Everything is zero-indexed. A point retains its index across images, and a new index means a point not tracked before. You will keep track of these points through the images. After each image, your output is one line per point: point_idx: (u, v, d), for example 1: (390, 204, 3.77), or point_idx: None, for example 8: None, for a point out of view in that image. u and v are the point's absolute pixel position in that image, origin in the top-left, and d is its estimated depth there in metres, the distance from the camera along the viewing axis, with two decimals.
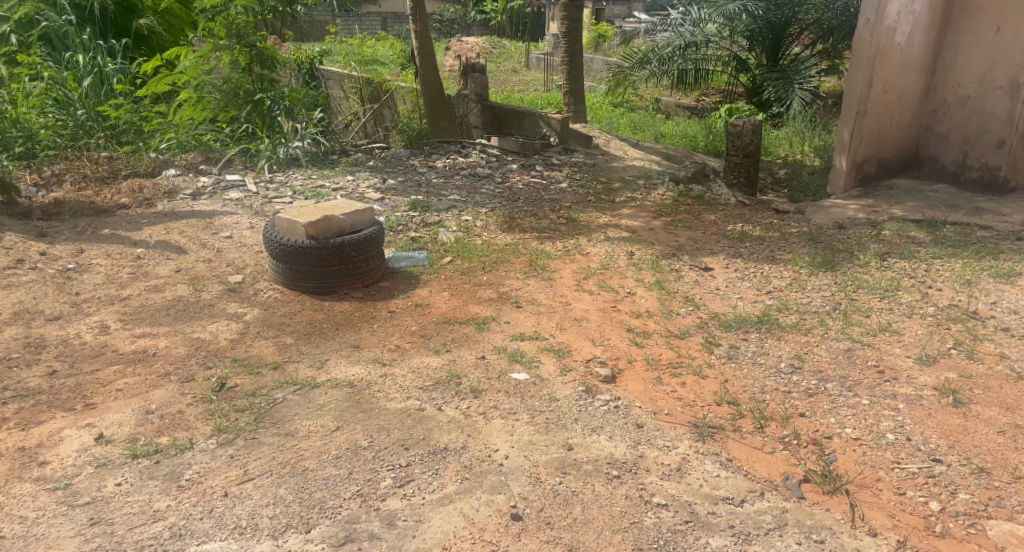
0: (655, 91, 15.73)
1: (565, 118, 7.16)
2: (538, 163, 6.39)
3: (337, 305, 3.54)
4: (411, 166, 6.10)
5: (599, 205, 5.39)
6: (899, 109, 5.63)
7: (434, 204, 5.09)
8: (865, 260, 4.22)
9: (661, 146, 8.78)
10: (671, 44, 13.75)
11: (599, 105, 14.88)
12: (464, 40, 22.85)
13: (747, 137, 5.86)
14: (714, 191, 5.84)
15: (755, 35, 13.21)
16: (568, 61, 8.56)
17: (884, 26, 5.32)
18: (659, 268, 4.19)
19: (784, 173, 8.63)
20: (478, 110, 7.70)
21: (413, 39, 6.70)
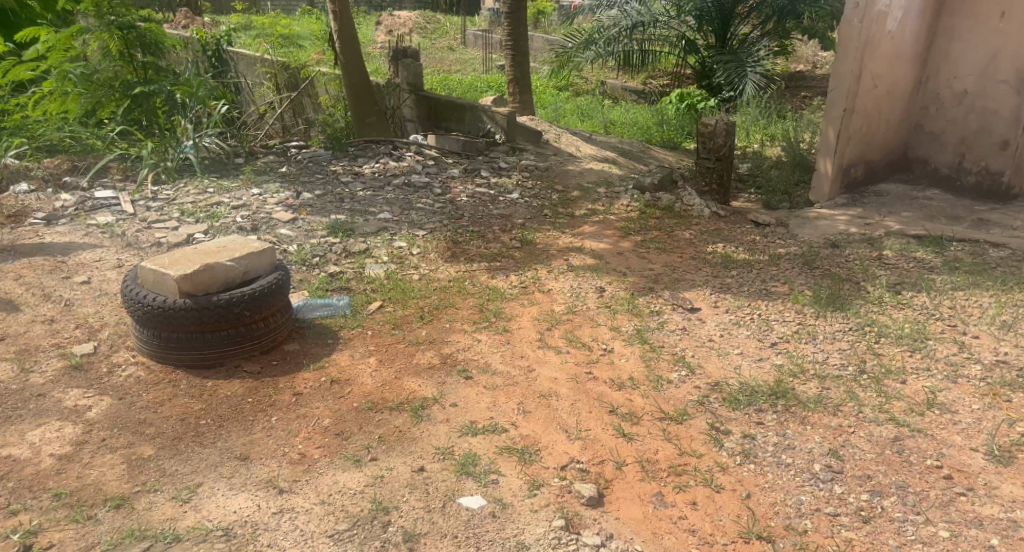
0: (599, 74, 15.02)
1: (512, 113, 6.36)
2: (483, 168, 5.57)
3: (224, 387, 2.66)
4: (333, 172, 5.17)
5: (556, 223, 4.65)
6: (889, 104, 4.98)
7: (359, 227, 4.22)
8: (876, 293, 3.55)
9: (615, 140, 8.05)
10: (618, 24, 13.00)
11: (541, 89, 14.10)
12: (398, 15, 21.67)
13: (719, 139, 5.16)
14: (684, 201, 5.12)
15: (703, 15, 12.61)
16: (511, 45, 7.70)
17: (875, 11, 4.65)
18: (635, 312, 3.43)
19: (746, 169, 8.01)
20: (412, 100, 6.91)
21: (331, 21, 5.74)
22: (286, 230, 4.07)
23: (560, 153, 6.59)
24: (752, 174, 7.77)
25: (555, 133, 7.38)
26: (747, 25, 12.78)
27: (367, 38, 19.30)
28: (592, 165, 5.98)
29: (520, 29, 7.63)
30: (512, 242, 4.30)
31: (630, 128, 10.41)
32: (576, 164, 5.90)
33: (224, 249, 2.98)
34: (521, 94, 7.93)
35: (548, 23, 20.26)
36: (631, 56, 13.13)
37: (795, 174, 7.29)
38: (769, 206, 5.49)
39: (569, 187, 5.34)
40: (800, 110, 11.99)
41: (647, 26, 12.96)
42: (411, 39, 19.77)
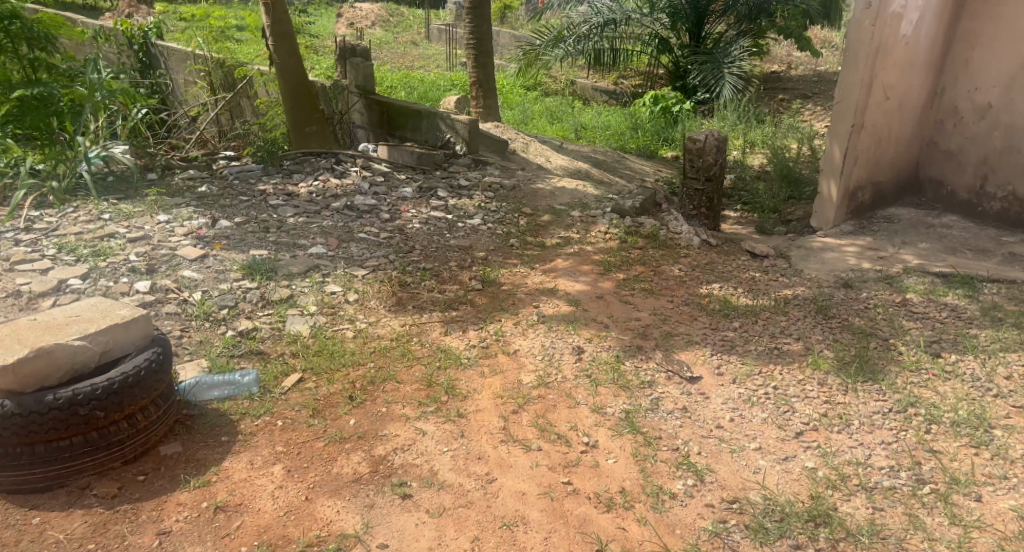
0: (569, 72, 14.39)
1: (473, 122, 5.65)
2: (439, 187, 4.86)
3: (57, 527, 1.94)
4: (261, 192, 4.40)
5: (524, 260, 3.97)
6: (901, 119, 4.36)
7: (283, 268, 3.48)
8: (913, 354, 2.93)
9: (587, 149, 7.40)
10: (588, 21, 12.45)
11: (508, 88, 13.44)
12: (360, 6, 20.81)
13: (710, 156, 4.49)
14: (671, 228, 4.46)
15: (678, 12, 12.12)
16: (475, 43, 6.96)
17: (888, 12, 4.02)
18: (622, 383, 2.75)
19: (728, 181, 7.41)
20: (362, 105, 6.22)
21: (263, 13, 5.00)
22: (190, 271, 3.32)
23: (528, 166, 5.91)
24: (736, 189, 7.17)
25: (522, 144, 6.71)
26: (722, 23, 12.31)
27: (326, 31, 18.43)
28: (565, 181, 5.30)
29: (483, 26, 6.92)
30: (470, 284, 3.59)
31: (602, 133, 9.78)
32: (546, 182, 5.22)
33: (77, 320, 2.21)
34: (485, 98, 7.23)
35: (514, 18, 19.63)
36: (602, 55, 12.53)
37: (783, 189, 6.71)
38: (762, 231, 4.86)
39: (539, 213, 4.66)
40: (778, 113, 11.48)
41: (619, 24, 12.47)
42: (372, 32, 18.96)
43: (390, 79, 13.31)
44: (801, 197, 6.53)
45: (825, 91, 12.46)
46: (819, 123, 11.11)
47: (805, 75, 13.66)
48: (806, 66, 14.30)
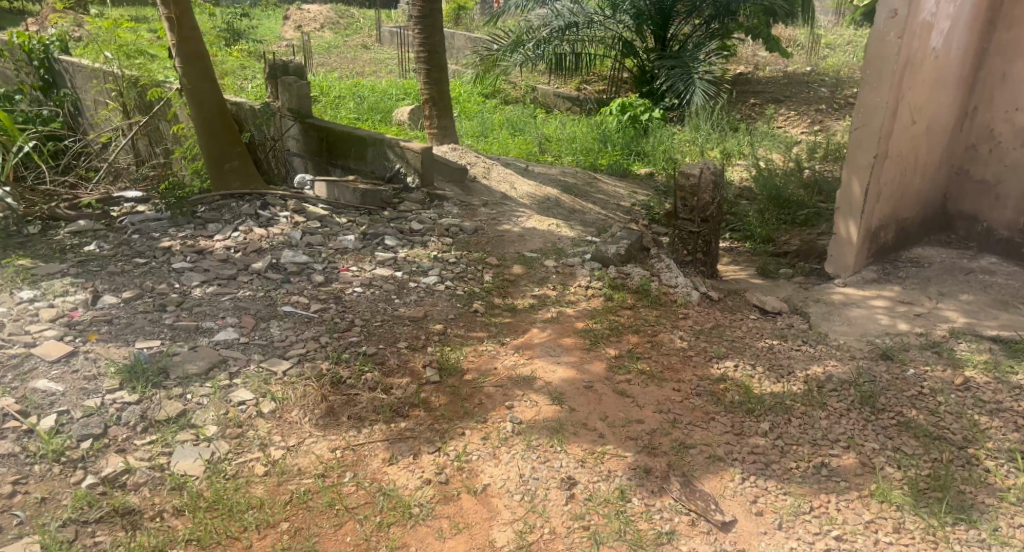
0: (529, 78, 13.71)
1: (424, 150, 4.94)
2: (387, 235, 4.12)
3: None
4: (164, 252, 3.58)
5: (494, 334, 3.24)
6: (929, 146, 3.72)
7: (177, 366, 2.65)
8: (1002, 474, 2.27)
9: (556, 171, 6.69)
10: (548, 25, 11.83)
11: (466, 95, 12.70)
12: (307, 7, 19.86)
13: (705, 194, 3.81)
14: (664, 281, 3.76)
15: (642, 14, 11.53)
16: (426, 55, 6.19)
17: (917, 22, 3.37)
18: (633, 543, 2.04)
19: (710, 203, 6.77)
20: (298, 130, 5.50)
21: (167, 28, 4.15)
22: (45, 380, 2.50)
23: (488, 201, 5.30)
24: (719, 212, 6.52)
25: (483, 172, 6.00)
26: (688, 25, 11.78)
27: (271, 35, 17.46)
28: (535, 218, 4.56)
29: (436, 36, 6.15)
30: (425, 375, 2.83)
31: (569, 148, 9.08)
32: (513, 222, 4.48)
33: None
34: (440, 117, 6.46)
35: (469, 18, 18.92)
36: (565, 60, 11.90)
37: (772, 214, 6.08)
38: (766, 276, 4.20)
39: (506, 266, 3.92)
40: (750, 119, 10.96)
41: (581, 27, 11.86)
42: (320, 35, 18.04)
43: (338, 88, 12.44)
44: (793, 223, 5.90)
45: (795, 94, 12.00)
46: (793, 130, 10.61)
47: (773, 77, 13.20)
48: (773, 68, 13.86)
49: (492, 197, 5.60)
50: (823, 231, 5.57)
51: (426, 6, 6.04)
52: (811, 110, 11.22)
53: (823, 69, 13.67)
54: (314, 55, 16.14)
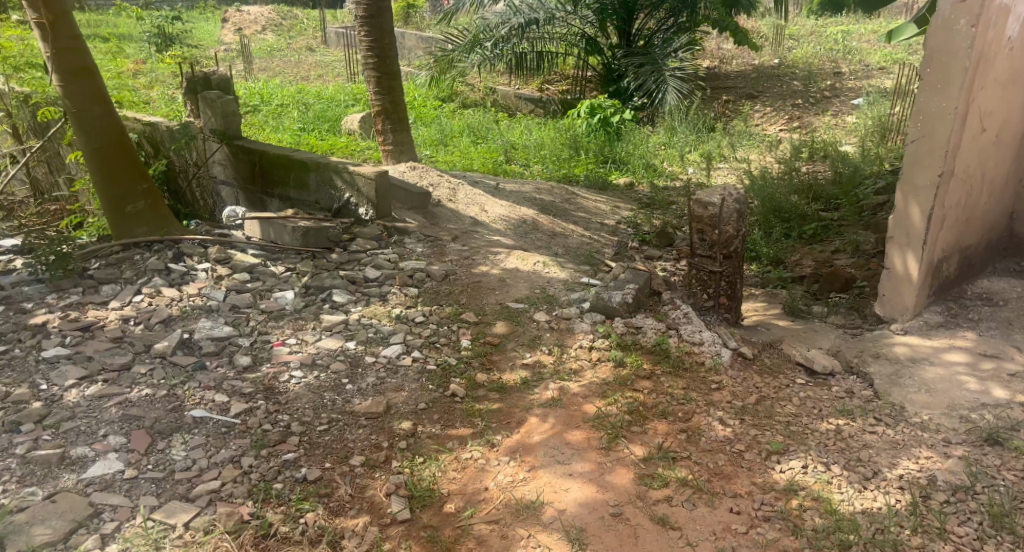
0: (488, 79, 13.00)
1: (377, 173, 4.14)
2: (336, 287, 3.35)
3: None
4: (33, 334, 2.72)
5: (481, 429, 2.46)
6: (997, 158, 3.06)
7: (15, 534, 1.82)
8: None
9: (529, 187, 5.95)
10: (507, 23, 11.20)
11: (421, 99, 11.94)
12: (247, 9, 18.88)
13: (726, 227, 3.12)
14: (683, 335, 3.03)
15: (606, 10, 10.93)
16: (376, 62, 5.40)
17: (994, 7, 2.70)
18: None
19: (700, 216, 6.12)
20: (225, 155, 4.68)
21: (41, 40, 3.29)
22: None
23: (459, 234, 4.53)
24: None
25: (448, 196, 5.24)
26: (653, 19, 11.21)
27: (209, 38, 16.47)
28: (516, 256, 3.81)
29: (386, 39, 5.34)
30: (389, 512, 2.04)
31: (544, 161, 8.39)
32: (490, 263, 3.73)
33: None
34: (396, 132, 5.66)
35: (420, 17, 18.17)
36: (525, 59, 11.36)
37: (775, 229, 5.43)
38: (796, 316, 3.51)
39: (487, 323, 3.16)
40: (724, 117, 10.41)
41: (541, 25, 11.18)
42: (262, 38, 17.09)
43: (281, 96, 11.52)
44: (800, 240, 5.27)
45: (767, 89, 11.50)
46: (770, 127, 10.09)
47: (741, 71, 12.71)
48: (739, 60, 13.40)
49: (460, 226, 4.83)
50: (835, 249, 4.94)
51: (372, 6, 5.26)
52: (786, 106, 10.71)
53: (791, 60, 13.22)
54: (256, 59, 15.19)
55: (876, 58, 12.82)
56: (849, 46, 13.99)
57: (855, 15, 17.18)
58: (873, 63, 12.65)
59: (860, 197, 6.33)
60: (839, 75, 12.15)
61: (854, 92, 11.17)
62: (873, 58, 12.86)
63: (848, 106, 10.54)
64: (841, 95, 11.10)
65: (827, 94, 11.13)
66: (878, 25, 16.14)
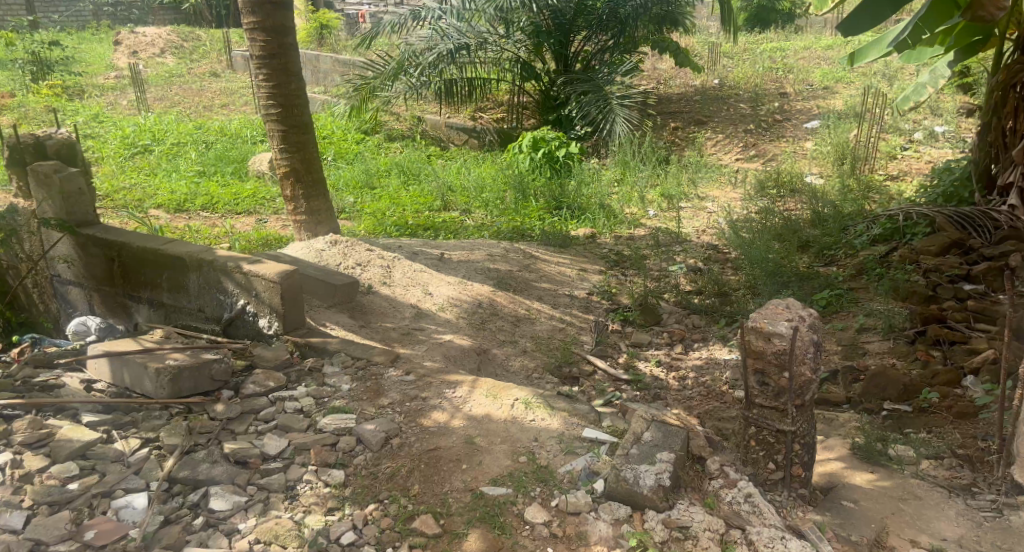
0: (414, 107, 12.01)
1: (282, 274, 3.09)
2: (215, 482, 2.19)
3: None
4: None
5: None
6: None
7: None
8: None
9: (478, 258, 4.94)
10: (433, 49, 10.21)
11: (341, 134, 10.88)
12: (141, 29, 17.29)
13: (800, 370, 2.13)
14: (755, 544, 2.01)
15: (541, 32, 10.13)
16: (281, 111, 4.31)
17: None
18: None
19: (681, 279, 5.19)
20: (73, 249, 3.53)
21: None
22: None
23: (398, 346, 3.46)
24: (699, 294, 4.94)
25: (382, 276, 4.21)
26: (592, 41, 10.39)
27: (98, 66, 14.85)
28: (484, 391, 2.73)
29: (293, 83, 4.32)
30: None
31: (489, 213, 7.65)
32: (449, 407, 2.63)
33: None
34: (308, 197, 4.52)
35: (335, 39, 16.99)
36: (454, 86, 10.37)
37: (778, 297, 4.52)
38: (878, 463, 2.54)
39: (456, 534, 2.04)
40: (675, 147, 9.68)
41: (472, 50, 10.20)
42: (160, 62, 15.54)
43: (178, 134, 10.19)
44: (814, 310, 4.34)
45: (714, 113, 10.86)
46: (725, 157, 9.37)
47: (684, 94, 12.06)
48: (679, 82, 12.75)
49: (399, 325, 3.72)
50: (861, 325, 4.05)
51: (274, 42, 4.22)
52: (738, 131, 10.06)
53: (733, 80, 12.68)
54: (152, 87, 13.65)
55: (818, 78, 12.39)
56: (788, 64, 13.58)
57: (786, 32, 16.93)
58: (816, 84, 12.21)
59: (855, 248, 5.53)
60: (786, 96, 11.61)
61: (805, 114, 10.61)
62: (815, 78, 12.41)
63: (803, 131, 9.94)
64: (793, 118, 10.52)
65: (777, 117, 10.54)
66: (811, 41, 15.87)
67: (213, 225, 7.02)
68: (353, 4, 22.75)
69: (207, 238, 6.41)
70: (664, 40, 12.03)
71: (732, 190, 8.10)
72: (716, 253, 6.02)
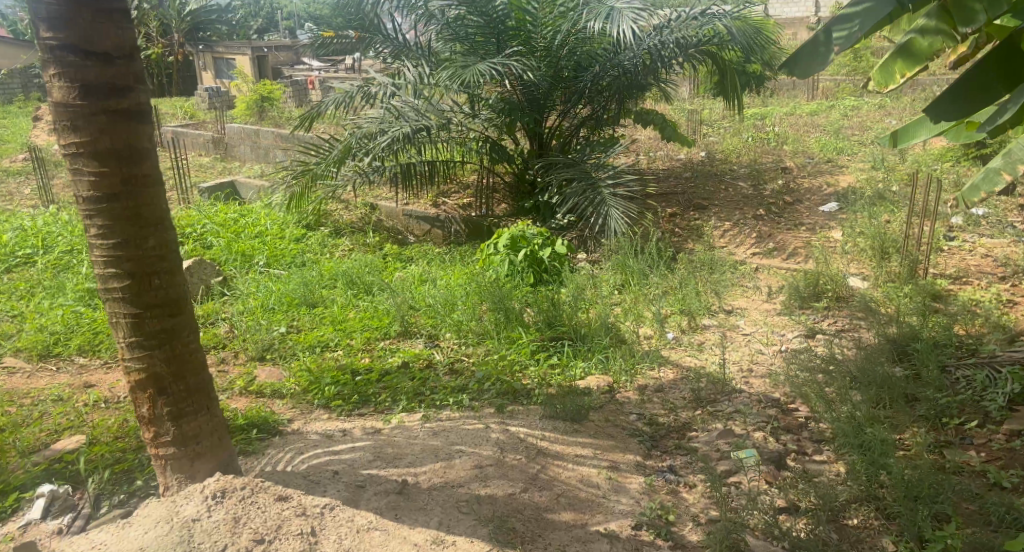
0: (365, 192, 10.42)
1: None
2: None
3: None
4: None
5: None
6: None
7: None
8: None
9: (461, 476, 3.21)
10: (386, 132, 8.61)
11: (279, 232, 9.23)
12: None
13: None
14: None
15: (513, 109, 8.63)
16: (135, 283, 2.63)
17: None
18: None
19: (759, 481, 3.53)
20: None
21: None
22: None
23: None
24: (796, 515, 3.26)
25: None
26: (569, 116, 8.97)
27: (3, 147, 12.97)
28: None
29: (153, 237, 2.65)
30: None
31: (463, 341, 5.93)
32: None
33: None
34: (178, 416, 2.79)
35: (280, 113, 15.45)
36: (413, 170, 8.85)
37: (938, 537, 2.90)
38: None
39: None
40: (676, 239, 8.23)
41: (433, 132, 8.58)
42: None
43: (75, 237, 8.37)
44: None
45: (712, 195, 9.50)
46: (739, 250, 7.92)
47: (673, 171, 10.73)
48: (663, 155, 11.45)
49: None
50: None
51: (117, 173, 2.55)
52: (745, 218, 8.68)
53: (724, 153, 11.42)
54: (61, 171, 11.79)
55: (818, 150, 11.20)
56: (778, 134, 12.43)
57: (764, 96, 15.95)
58: (817, 156, 11.01)
59: (994, 416, 3.91)
60: (788, 171, 10.33)
61: (817, 194, 9.30)
62: (814, 149, 11.22)
63: (820, 216, 8.59)
64: (804, 199, 9.19)
65: (786, 197, 9.22)
66: (794, 106, 14.87)
67: (90, 382, 5.20)
68: (303, 71, 21.38)
69: (70, 412, 4.58)
70: (647, 112, 10.73)
71: (762, 299, 6.59)
72: (782, 416, 4.39)
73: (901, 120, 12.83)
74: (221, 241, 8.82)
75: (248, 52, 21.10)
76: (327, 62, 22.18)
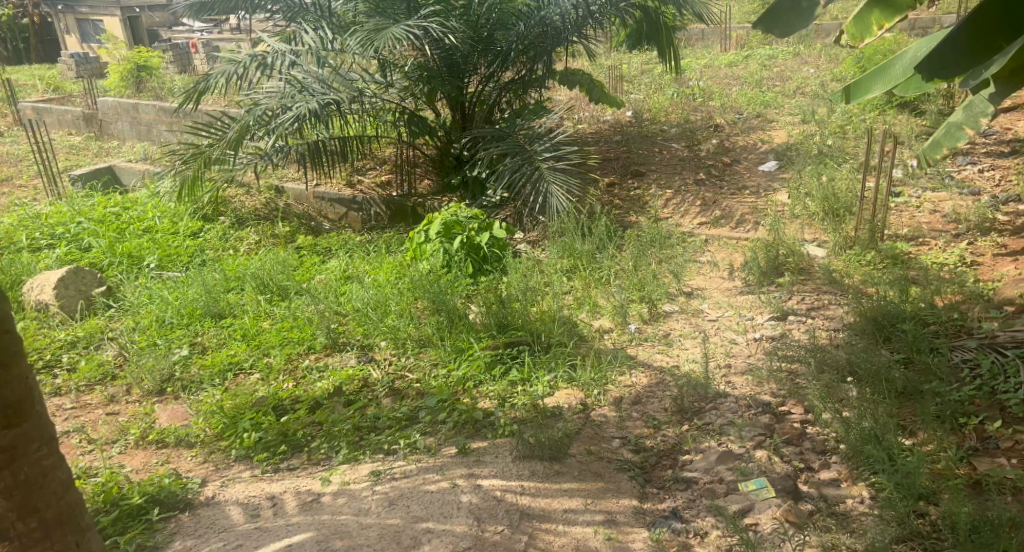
0: (268, 174, 9.32)
1: None
2: None
3: None
4: None
5: None
6: None
7: None
8: None
9: None
10: (287, 108, 7.54)
11: (171, 226, 8.06)
12: None
13: None
14: None
15: (432, 77, 7.74)
16: None
17: None
18: None
19: (782, 524, 3.01)
20: None
21: None
22: None
23: None
24: None
25: None
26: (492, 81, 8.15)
27: None
28: None
29: None
30: None
31: (401, 352, 5.16)
32: None
33: None
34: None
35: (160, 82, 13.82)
36: (323, 150, 7.86)
37: None
38: None
39: None
40: (618, 211, 7.67)
41: (344, 106, 7.59)
42: None
43: None
44: None
45: (647, 160, 8.98)
46: (684, 220, 7.43)
47: (601, 134, 10.13)
48: (588, 117, 10.82)
49: None
50: None
51: None
52: (685, 183, 8.19)
53: (650, 111, 10.88)
54: None
55: (745, 104, 10.82)
56: (701, 88, 12.00)
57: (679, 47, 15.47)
58: (745, 110, 10.63)
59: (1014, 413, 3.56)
60: (720, 129, 9.91)
61: (753, 152, 8.90)
62: (741, 103, 10.84)
63: (761, 177, 8.20)
64: (742, 158, 8.78)
65: (723, 158, 8.79)
66: (711, 58, 14.48)
67: None
68: (183, 33, 19.40)
69: None
70: (571, 72, 10.02)
71: (719, 275, 6.12)
72: (780, 424, 3.89)
73: (819, 68, 12.63)
74: (101, 241, 7.61)
75: (116, 12, 18.88)
76: (210, 22, 20.22)
